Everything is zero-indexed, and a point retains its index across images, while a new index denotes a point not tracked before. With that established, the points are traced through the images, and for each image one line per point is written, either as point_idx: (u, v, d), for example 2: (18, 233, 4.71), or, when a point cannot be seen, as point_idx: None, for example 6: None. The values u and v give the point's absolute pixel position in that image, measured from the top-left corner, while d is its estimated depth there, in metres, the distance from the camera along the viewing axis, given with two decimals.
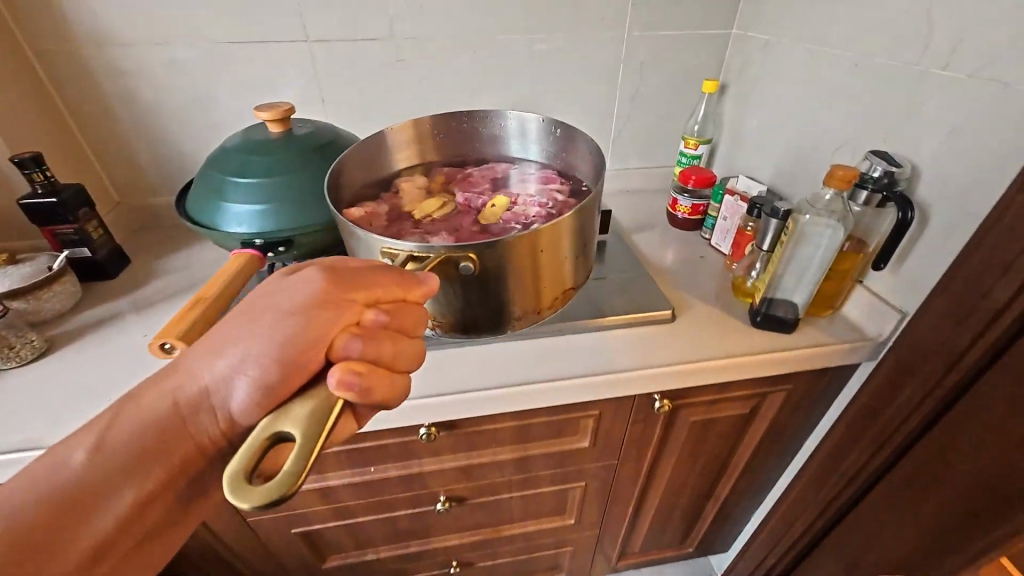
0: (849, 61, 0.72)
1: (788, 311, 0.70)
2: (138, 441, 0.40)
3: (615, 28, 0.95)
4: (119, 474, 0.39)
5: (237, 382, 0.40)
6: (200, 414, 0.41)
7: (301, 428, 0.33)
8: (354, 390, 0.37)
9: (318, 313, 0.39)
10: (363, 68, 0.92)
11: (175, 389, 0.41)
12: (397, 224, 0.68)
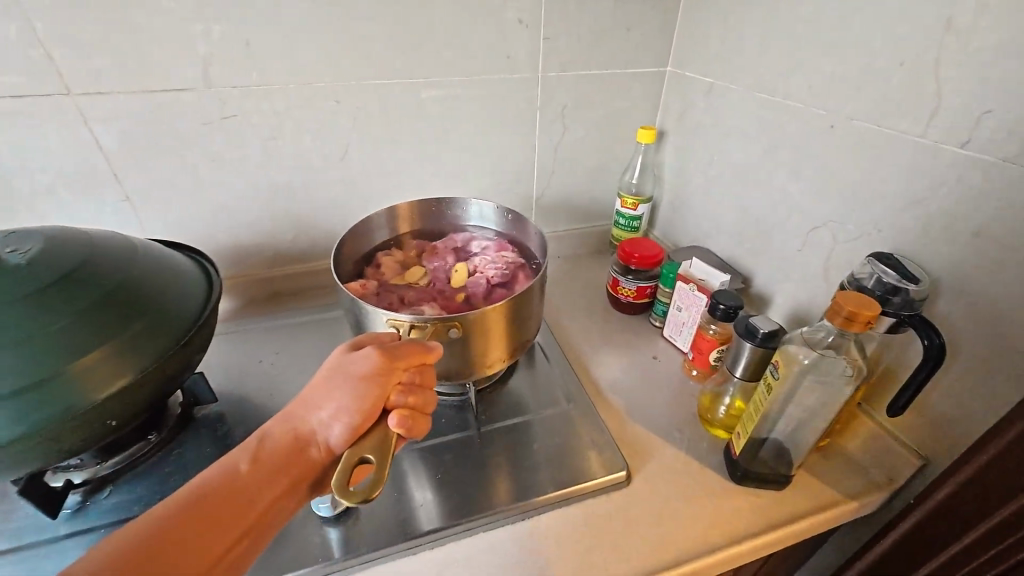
0: (822, 120, 0.56)
1: (782, 467, 0.51)
2: (274, 462, 0.40)
3: (526, 69, 0.74)
4: (253, 492, 0.38)
5: (338, 429, 0.41)
6: (308, 447, 0.42)
7: (381, 437, 0.41)
8: (412, 428, 0.42)
9: (395, 373, 0.43)
10: (174, 129, 0.64)
11: (289, 423, 0.42)
12: (388, 300, 0.59)
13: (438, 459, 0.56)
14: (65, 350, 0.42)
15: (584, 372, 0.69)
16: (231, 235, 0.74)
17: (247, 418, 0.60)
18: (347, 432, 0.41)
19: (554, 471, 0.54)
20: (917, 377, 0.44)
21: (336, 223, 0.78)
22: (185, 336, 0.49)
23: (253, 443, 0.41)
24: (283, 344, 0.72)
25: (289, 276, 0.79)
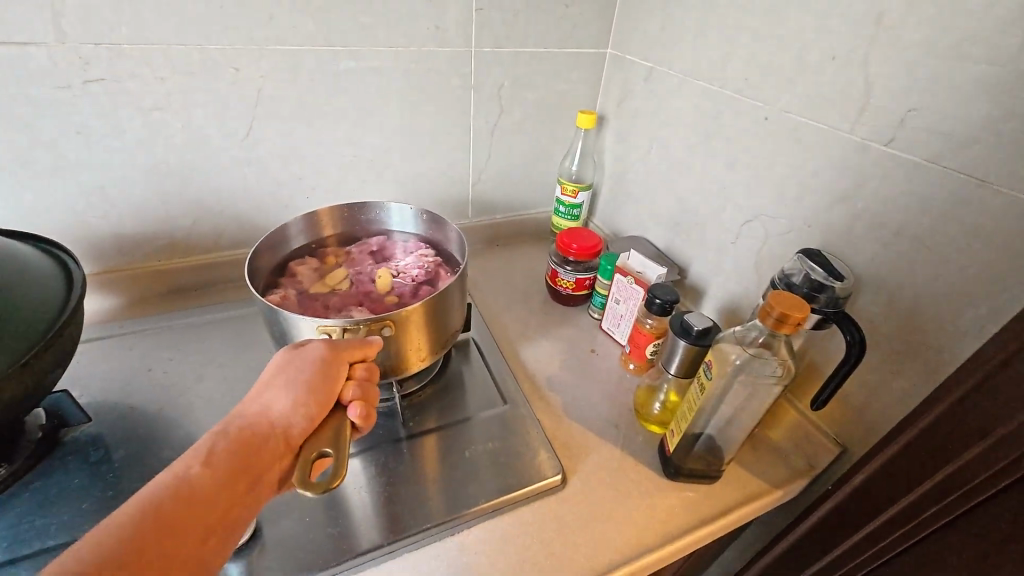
0: (756, 112, 0.55)
1: (713, 462, 0.52)
2: (231, 464, 0.33)
3: (457, 42, 0.68)
4: (215, 495, 0.32)
5: (299, 419, 0.37)
6: (269, 442, 0.35)
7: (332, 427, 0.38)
8: (368, 419, 0.40)
9: (339, 367, 0.40)
10: (20, 93, 0.52)
11: (244, 420, 0.36)
12: (305, 308, 0.52)
13: (360, 472, 0.51)
14: None
15: (521, 369, 0.66)
16: (110, 222, 0.63)
17: (131, 437, 0.52)
18: (308, 424, 0.37)
19: (486, 479, 0.51)
20: (839, 373, 0.45)
21: (242, 208, 0.69)
22: (44, 337, 0.41)
23: (200, 450, 0.34)
24: (181, 346, 0.63)
25: (186, 269, 0.69)
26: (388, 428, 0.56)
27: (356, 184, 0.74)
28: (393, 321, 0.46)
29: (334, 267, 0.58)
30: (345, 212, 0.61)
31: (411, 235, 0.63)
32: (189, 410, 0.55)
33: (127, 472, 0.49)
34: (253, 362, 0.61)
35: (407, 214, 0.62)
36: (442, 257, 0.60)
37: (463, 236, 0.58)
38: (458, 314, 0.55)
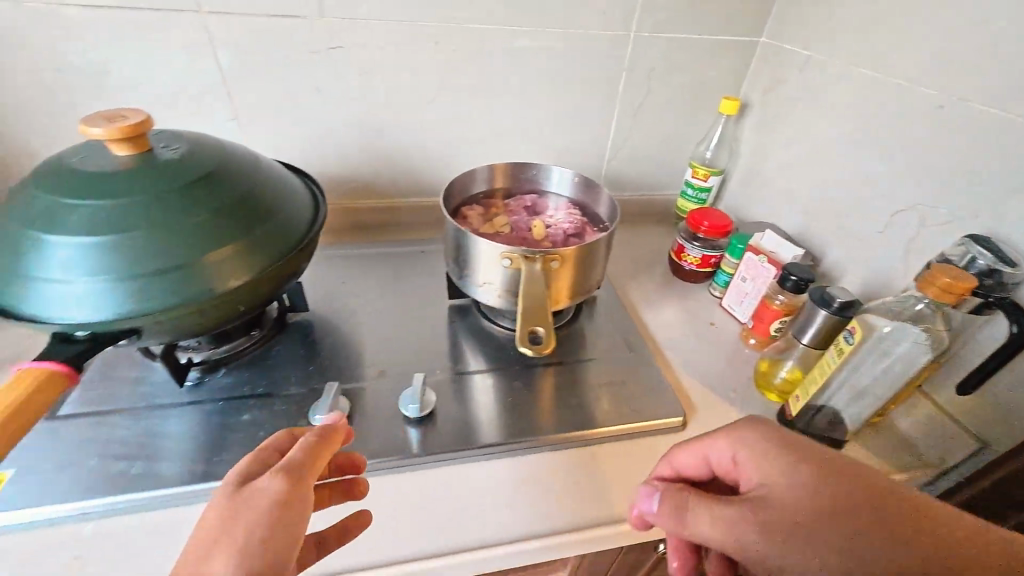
0: (929, 100, 0.55)
1: (836, 432, 0.54)
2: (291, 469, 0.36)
3: (621, 26, 0.74)
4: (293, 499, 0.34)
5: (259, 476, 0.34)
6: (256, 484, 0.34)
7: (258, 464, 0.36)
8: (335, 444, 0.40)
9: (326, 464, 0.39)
10: (285, 56, 0.68)
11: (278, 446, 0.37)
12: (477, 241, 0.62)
13: (507, 386, 0.60)
14: (205, 241, 0.46)
15: (643, 329, 0.72)
16: (324, 164, 0.79)
17: (334, 330, 0.66)
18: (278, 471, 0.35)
19: (614, 410, 0.58)
20: (994, 360, 0.46)
21: (417, 163, 0.81)
22: (294, 249, 0.51)
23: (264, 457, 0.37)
24: (363, 271, 0.78)
25: (370, 209, 0.83)
26: (527, 355, 0.65)
27: (509, 151, 0.84)
28: (560, 256, 0.54)
29: (497, 215, 0.67)
30: (509, 168, 0.71)
31: (561, 195, 0.71)
32: (373, 319, 0.69)
33: (333, 354, 0.63)
34: (419, 290, 0.74)
35: (562, 176, 0.70)
36: (589, 217, 0.67)
37: (613, 199, 0.65)
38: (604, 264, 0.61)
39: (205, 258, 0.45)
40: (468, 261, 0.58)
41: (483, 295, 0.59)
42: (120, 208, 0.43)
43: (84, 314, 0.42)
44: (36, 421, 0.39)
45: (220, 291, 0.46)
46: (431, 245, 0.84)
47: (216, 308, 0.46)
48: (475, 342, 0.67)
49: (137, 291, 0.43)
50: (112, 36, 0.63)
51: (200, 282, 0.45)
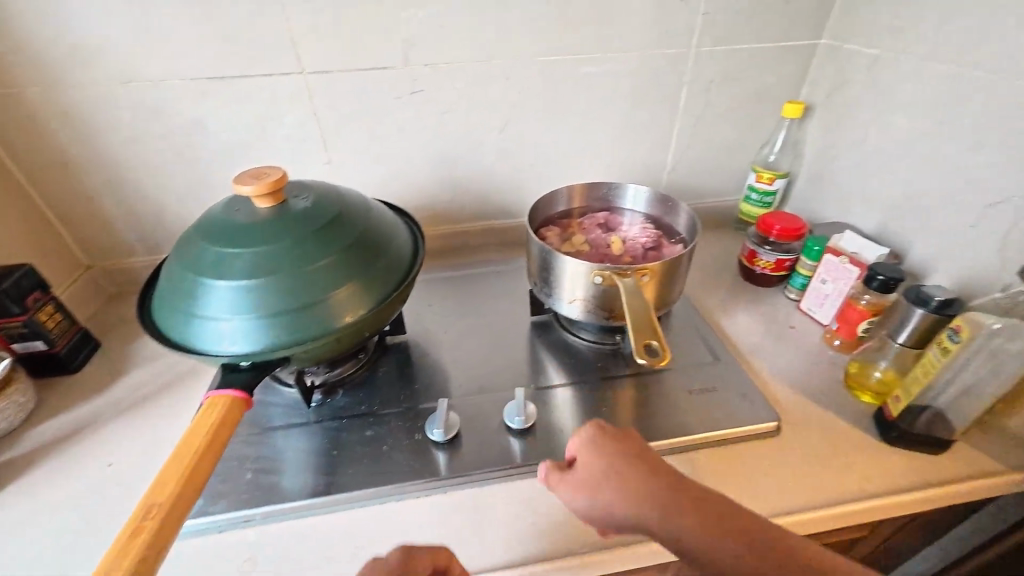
0: (1019, 92, 0.55)
1: (942, 432, 0.53)
2: None
3: (680, 44, 0.77)
4: None
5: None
6: None
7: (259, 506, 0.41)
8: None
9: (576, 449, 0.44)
10: (373, 103, 0.75)
11: None
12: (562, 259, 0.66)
13: (598, 396, 0.63)
14: (337, 278, 0.52)
15: (723, 335, 0.73)
16: (403, 197, 0.86)
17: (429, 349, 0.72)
18: None
19: (706, 416, 0.60)
20: None
21: (488, 188, 0.87)
22: (403, 280, 0.58)
23: None
24: (445, 292, 0.84)
25: (446, 234, 0.90)
26: (612, 366, 0.68)
27: (573, 170, 0.88)
28: (649, 270, 0.56)
29: (574, 233, 0.71)
30: (581, 189, 0.75)
31: (633, 212, 0.74)
32: (463, 337, 0.75)
33: (431, 371, 0.68)
34: (500, 308, 0.79)
35: (633, 193, 0.73)
36: (663, 230, 0.71)
37: (689, 212, 0.68)
38: (685, 275, 0.63)
39: (338, 293, 0.52)
40: (557, 280, 0.61)
41: (572, 311, 0.62)
42: (269, 253, 0.50)
43: (246, 346, 0.49)
44: (209, 477, 0.42)
45: (350, 321, 0.52)
46: (504, 264, 0.90)
47: (347, 336, 0.53)
48: (560, 355, 0.70)
49: (287, 325, 0.49)
50: (230, 101, 0.72)
51: (335, 314, 0.52)
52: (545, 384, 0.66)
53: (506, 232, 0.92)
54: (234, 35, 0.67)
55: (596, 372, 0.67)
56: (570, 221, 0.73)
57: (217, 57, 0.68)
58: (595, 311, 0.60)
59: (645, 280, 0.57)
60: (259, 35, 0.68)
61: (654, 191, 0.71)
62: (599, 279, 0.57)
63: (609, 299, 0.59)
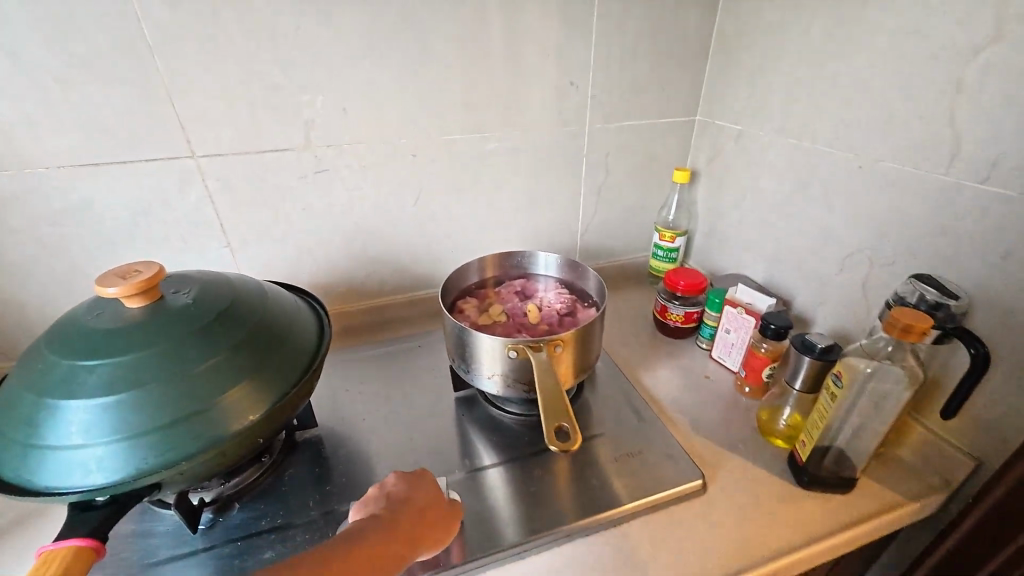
0: (851, 162, 0.64)
1: (846, 471, 0.56)
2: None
3: (575, 122, 0.84)
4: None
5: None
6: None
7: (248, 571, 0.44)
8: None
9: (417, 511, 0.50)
10: (275, 184, 0.73)
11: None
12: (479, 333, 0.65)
13: (528, 474, 0.61)
14: (224, 380, 0.46)
15: (645, 391, 0.74)
16: (315, 275, 0.82)
17: (344, 441, 0.66)
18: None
19: (635, 482, 0.59)
20: (965, 383, 0.50)
21: (404, 260, 0.86)
22: (306, 373, 0.52)
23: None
24: (364, 373, 0.79)
25: (364, 309, 0.86)
26: (539, 438, 0.66)
27: (488, 238, 0.89)
28: (562, 340, 0.57)
29: (490, 304, 0.71)
30: (495, 260, 0.76)
31: (547, 278, 0.77)
32: (382, 421, 0.70)
33: (346, 467, 0.62)
34: (423, 385, 0.76)
35: (545, 260, 0.76)
36: (576, 294, 0.73)
37: (597, 276, 0.71)
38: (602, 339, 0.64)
39: (222, 399, 0.46)
40: (473, 356, 0.60)
41: (491, 386, 0.61)
42: (135, 362, 0.44)
43: (101, 476, 0.41)
44: None
45: (238, 429, 0.46)
46: (427, 336, 0.87)
47: (235, 447, 0.46)
48: (486, 432, 0.67)
49: (156, 444, 0.43)
50: (107, 189, 0.67)
51: (218, 424, 0.45)
52: (471, 467, 0.62)
53: (428, 303, 0.90)
54: (111, 123, 0.63)
55: (524, 447, 0.64)
56: (487, 292, 0.74)
57: (92, 146, 0.64)
58: (515, 384, 0.59)
59: (560, 350, 0.57)
60: (141, 121, 0.64)
61: (563, 258, 0.74)
62: (514, 352, 0.57)
63: (527, 371, 0.58)
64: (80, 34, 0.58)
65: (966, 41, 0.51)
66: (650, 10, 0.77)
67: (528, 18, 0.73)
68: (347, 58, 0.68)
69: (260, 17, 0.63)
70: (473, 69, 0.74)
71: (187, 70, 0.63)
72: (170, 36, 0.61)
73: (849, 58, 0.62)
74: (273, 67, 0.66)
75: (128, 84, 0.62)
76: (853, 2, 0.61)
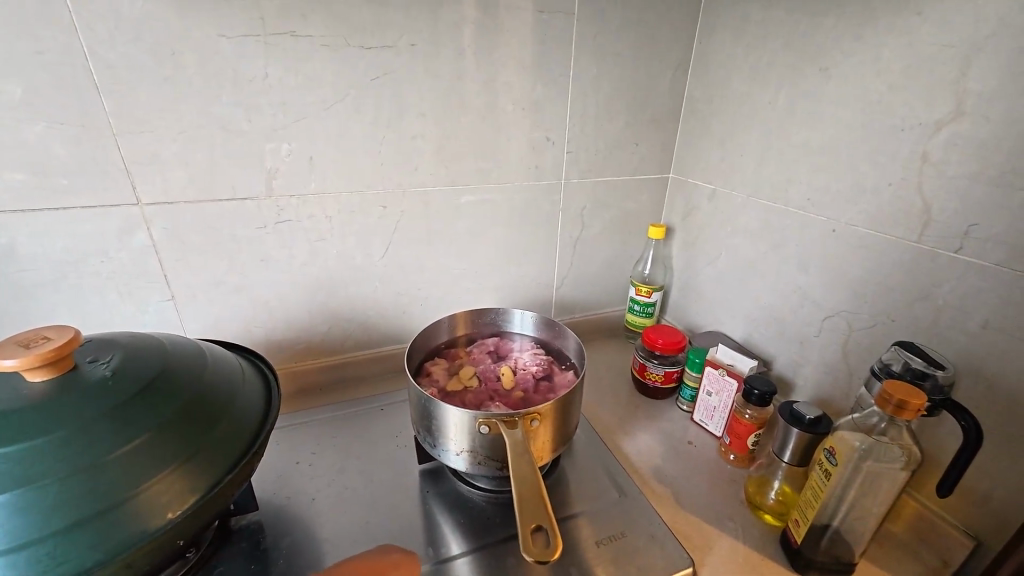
0: (824, 226, 0.65)
1: (844, 555, 0.52)
2: None
3: (551, 176, 0.83)
4: None
5: None
6: None
7: None
8: None
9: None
10: (229, 234, 0.68)
11: None
12: (450, 401, 0.60)
13: (500, 564, 0.54)
14: (140, 470, 0.39)
15: (626, 460, 0.69)
16: (269, 330, 0.75)
17: (290, 526, 0.58)
18: None
19: (619, 570, 0.53)
20: (960, 458, 0.48)
21: (370, 315, 0.80)
22: (244, 457, 0.45)
23: None
24: (318, 441, 0.71)
25: (323, 366, 0.80)
26: (512, 519, 0.59)
27: (461, 291, 0.86)
28: (539, 414, 0.52)
29: (462, 366, 0.67)
30: (469, 319, 0.73)
31: (522, 338, 0.74)
32: (336, 500, 0.62)
33: (290, 561, 0.54)
34: (385, 455, 0.69)
35: (521, 319, 0.74)
36: (554, 356, 0.70)
37: (574, 337, 0.69)
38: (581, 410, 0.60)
39: (135, 495, 0.38)
40: (441, 429, 0.54)
41: (460, 464, 0.55)
42: (23, 453, 0.36)
43: None
44: None
45: (147, 536, 0.38)
46: (391, 397, 0.80)
47: (142, 558, 0.38)
48: (452, 513, 0.60)
49: (40, 559, 0.35)
50: (32, 235, 0.60)
51: (124, 528, 0.37)
52: (436, 558, 0.55)
53: (393, 360, 0.84)
54: (43, 166, 0.57)
55: (495, 531, 0.58)
56: (459, 354, 0.70)
57: (17, 189, 0.57)
58: (486, 463, 0.53)
59: (536, 425, 0.53)
60: (80, 163, 0.58)
61: (539, 317, 0.72)
62: (487, 428, 0.51)
63: (500, 448, 0.53)
64: (16, 71, 0.53)
65: (928, 116, 0.52)
66: (623, 73, 0.79)
67: (504, 75, 0.73)
68: (315, 107, 0.65)
69: (223, 62, 0.60)
70: (448, 122, 0.73)
71: (138, 114, 0.59)
72: (121, 77, 0.57)
73: (817, 126, 0.64)
74: (234, 113, 0.62)
75: (67, 125, 0.57)
76: (817, 75, 0.63)
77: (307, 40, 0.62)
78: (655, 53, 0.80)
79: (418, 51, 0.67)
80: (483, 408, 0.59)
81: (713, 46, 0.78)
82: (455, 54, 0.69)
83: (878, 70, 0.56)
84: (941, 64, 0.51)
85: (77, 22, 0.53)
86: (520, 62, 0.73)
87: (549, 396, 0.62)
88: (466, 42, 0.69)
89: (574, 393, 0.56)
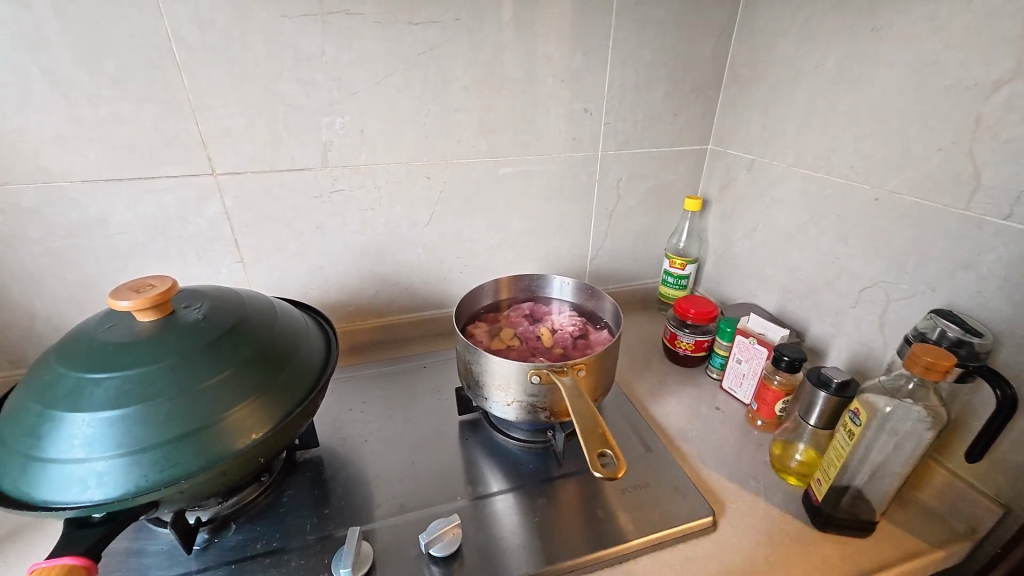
0: (866, 194, 0.64)
1: (864, 513, 0.54)
2: None
3: (589, 147, 0.84)
4: None
5: None
6: None
7: None
8: None
9: None
10: (291, 202, 0.74)
11: None
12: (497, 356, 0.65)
13: (532, 504, 0.59)
14: (230, 397, 0.46)
15: (653, 421, 0.72)
16: (325, 293, 0.83)
17: (346, 462, 0.65)
18: None
19: (643, 515, 0.57)
20: (995, 423, 0.48)
21: (413, 281, 0.86)
22: (308, 395, 0.51)
23: None
24: (367, 393, 0.78)
25: (372, 328, 0.87)
26: (544, 467, 0.64)
27: (498, 260, 0.90)
28: (582, 364, 0.57)
29: (502, 328, 0.72)
30: (508, 283, 0.78)
31: (559, 301, 0.78)
32: (385, 442, 0.69)
33: (347, 490, 0.61)
34: (427, 407, 0.75)
35: (557, 284, 0.78)
36: (590, 317, 0.75)
37: (609, 299, 0.72)
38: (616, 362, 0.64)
39: (226, 416, 0.45)
40: (490, 382, 0.59)
41: (508, 413, 0.60)
42: (140, 376, 0.43)
43: (101, 492, 0.41)
44: None
45: (236, 451, 0.45)
46: (433, 357, 0.86)
47: (232, 470, 0.45)
48: (490, 458, 0.66)
49: (157, 461, 0.42)
50: (127, 201, 0.68)
51: (219, 444, 0.44)
52: (474, 494, 0.61)
53: (434, 324, 0.90)
54: (136, 140, 0.65)
55: (530, 476, 0.63)
56: (498, 318, 0.75)
57: (116, 162, 0.66)
58: (535, 411, 0.59)
59: (579, 375, 0.57)
60: (164, 137, 0.66)
61: (575, 280, 0.76)
62: (537, 378, 0.56)
63: (546, 398, 0.58)
64: (112, 55, 0.60)
65: (985, 75, 0.51)
66: (664, 42, 0.79)
67: (544, 46, 0.75)
68: (367, 82, 0.70)
69: (285, 41, 0.65)
70: (488, 95, 0.76)
71: (213, 91, 0.65)
72: (198, 58, 0.63)
73: (866, 91, 0.62)
74: (295, 89, 0.68)
75: (155, 102, 0.64)
76: (868, 37, 0.61)
77: (359, 17, 0.66)
78: (699, 20, 0.79)
79: (461, 25, 0.70)
80: (531, 361, 0.64)
81: (760, 11, 0.76)
82: (496, 26, 0.71)
83: (934, 31, 0.54)
84: (1002, 22, 0.49)
85: (162, 7, 0.60)
86: (561, 32, 0.74)
87: (589, 351, 0.66)
88: (509, 14, 0.71)
89: (607, 351, 0.59)
